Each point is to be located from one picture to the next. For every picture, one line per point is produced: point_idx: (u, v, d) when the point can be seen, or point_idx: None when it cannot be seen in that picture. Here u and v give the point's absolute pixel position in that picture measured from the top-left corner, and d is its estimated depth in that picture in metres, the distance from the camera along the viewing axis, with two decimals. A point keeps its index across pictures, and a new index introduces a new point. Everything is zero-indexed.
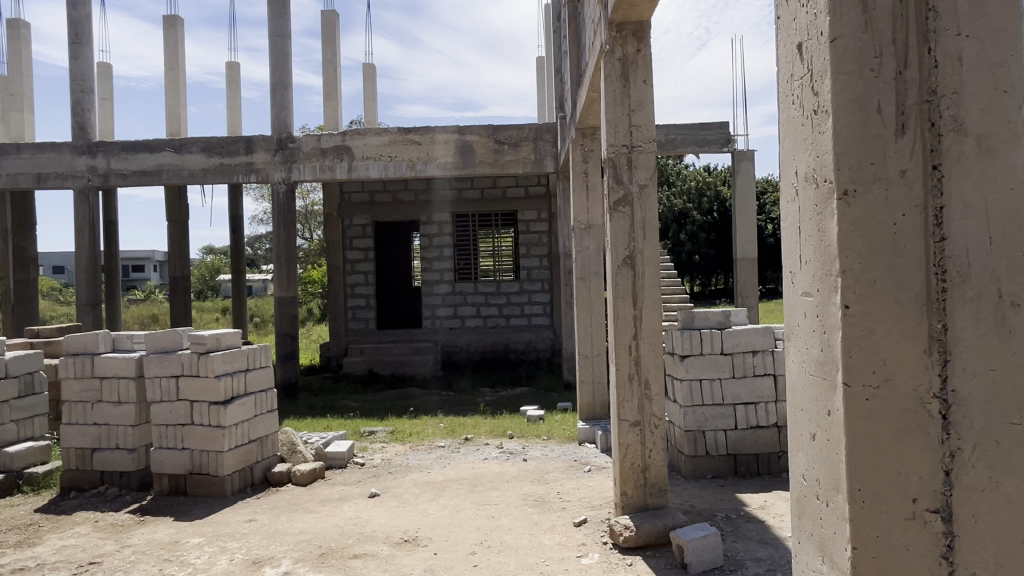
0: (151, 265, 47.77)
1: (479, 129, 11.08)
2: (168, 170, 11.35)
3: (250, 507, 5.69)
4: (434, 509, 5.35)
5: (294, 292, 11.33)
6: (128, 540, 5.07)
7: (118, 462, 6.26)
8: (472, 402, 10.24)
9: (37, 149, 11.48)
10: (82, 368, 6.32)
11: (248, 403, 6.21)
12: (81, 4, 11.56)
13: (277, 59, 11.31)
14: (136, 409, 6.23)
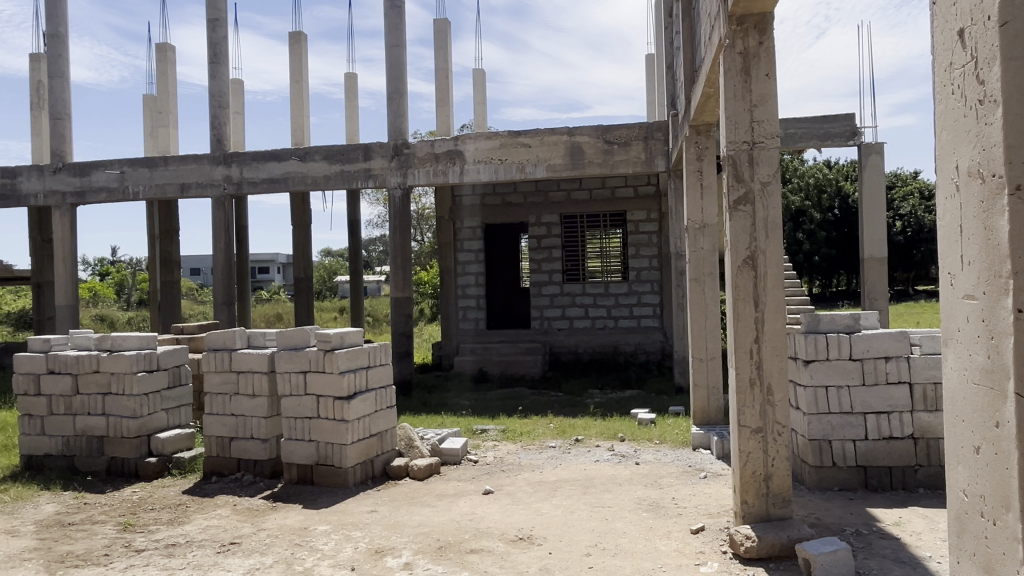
0: (275, 267, 50.90)
1: (589, 129, 11.04)
2: (294, 178, 12.05)
3: (372, 498, 5.95)
4: (548, 508, 5.39)
5: (408, 292, 11.76)
6: (263, 524, 5.44)
7: (253, 451, 6.71)
8: (582, 403, 10.22)
9: (180, 161, 12.52)
10: (222, 363, 6.85)
11: (369, 398, 6.50)
12: (219, 26, 12.52)
13: (393, 69, 11.77)
14: (268, 401, 6.66)
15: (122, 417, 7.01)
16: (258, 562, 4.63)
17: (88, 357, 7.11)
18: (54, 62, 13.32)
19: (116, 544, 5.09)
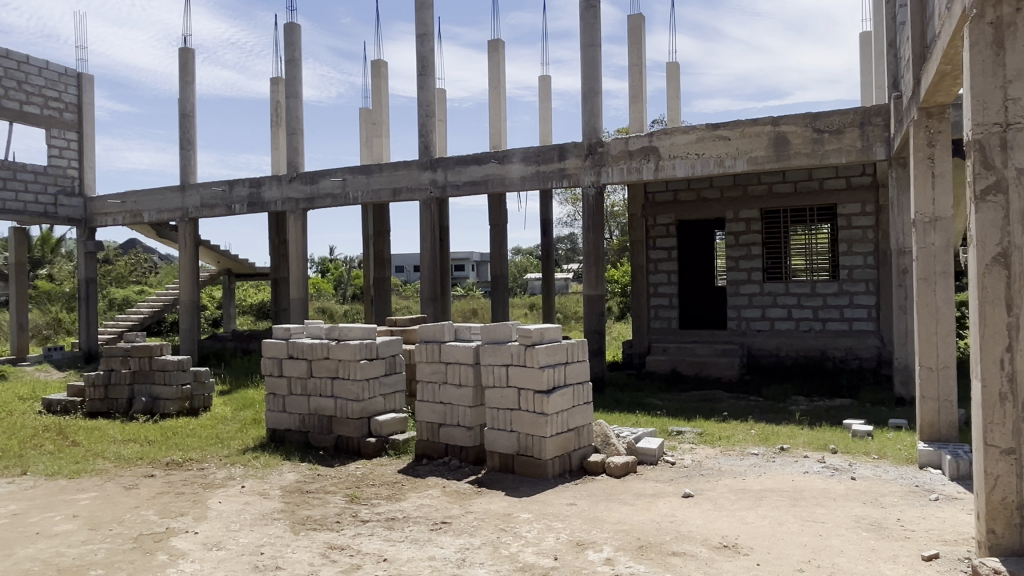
0: (470, 265, 53.73)
1: (796, 118, 10.35)
2: (493, 179, 12.61)
3: (570, 492, 6.08)
4: (754, 518, 5.15)
5: (602, 290, 11.82)
6: (470, 508, 5.78)
7: (459, 437, 7.14)
8: (786, 410, 9.61)
9: (393, 167, 13.63)
10: (432, 354, 7.36)
11: (567, 393, 6.64)
12: (427, 39, 13.44)
13: (588, 69, 11.89)
14: (473, 392, 7.05)
15: (347, 400, 7.80)
16: (467, 542, 4.92)
17: (320, 344, 7.99)
18: (290, 84, 15.11)
19: (345, 513, 5.68)
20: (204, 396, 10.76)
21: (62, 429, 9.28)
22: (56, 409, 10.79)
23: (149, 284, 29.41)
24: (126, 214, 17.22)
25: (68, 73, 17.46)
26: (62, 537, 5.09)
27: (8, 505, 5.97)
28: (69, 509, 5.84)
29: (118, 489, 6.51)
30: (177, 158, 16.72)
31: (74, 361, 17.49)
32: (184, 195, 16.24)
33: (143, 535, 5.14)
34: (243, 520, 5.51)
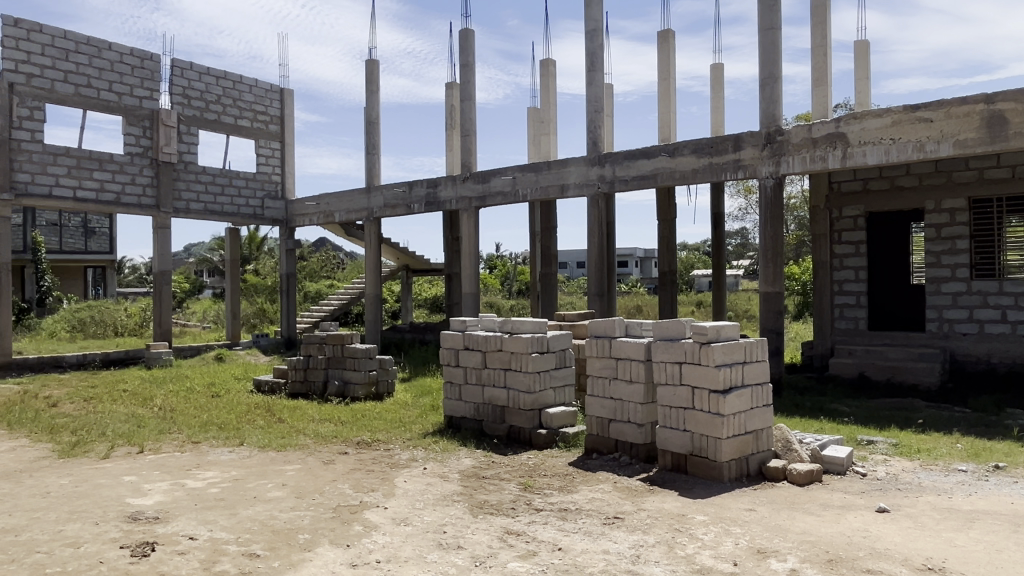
0: (634, 261, 53.04)
1: (1016, 94, 9.11)
2: (662, 173, 12.35)
3: (749, 497, 5.83)
4: (964, 541, 4.63)
5: (779, 287, 11.19)
6: (643, 505, 5.72)
7: (629, 434, 7.10)
8: (1000, 424, 8.52)
9: (562, 164, 13.80)
10: (603, 349, 7.38)
11: (745, 394, 6.36)
12: (596, 35, 13.44)
13: (766, 54, 11.29)
14: (645, 389, 6.96)
15: (520, 392, 8.02)
16: (641, 539, 4.88)
17: (494, 337, 8.29)
18: (464, 87, 15.78)
19: (520, 500, 5.86)
20: (388, 382, 11.52)
21: (271, 407, 10.42)
22: (264, 388, 12.09)
23: (337, 278, 32.14)
24: (320, 215, 18.92)
25: (273, 89, 19.44)
26: (275, 502, 5.71)
27: (231, 471, 6.81)
28: (279, 477, 6.55)
29: (318, 463, 7.19)
30: (363, 162, 18.10)
31: (277, 347, 19.54)
32: (369, 196, 17.53)
33: (341, 506, 5.64)
34: (426, 499, 5.86)
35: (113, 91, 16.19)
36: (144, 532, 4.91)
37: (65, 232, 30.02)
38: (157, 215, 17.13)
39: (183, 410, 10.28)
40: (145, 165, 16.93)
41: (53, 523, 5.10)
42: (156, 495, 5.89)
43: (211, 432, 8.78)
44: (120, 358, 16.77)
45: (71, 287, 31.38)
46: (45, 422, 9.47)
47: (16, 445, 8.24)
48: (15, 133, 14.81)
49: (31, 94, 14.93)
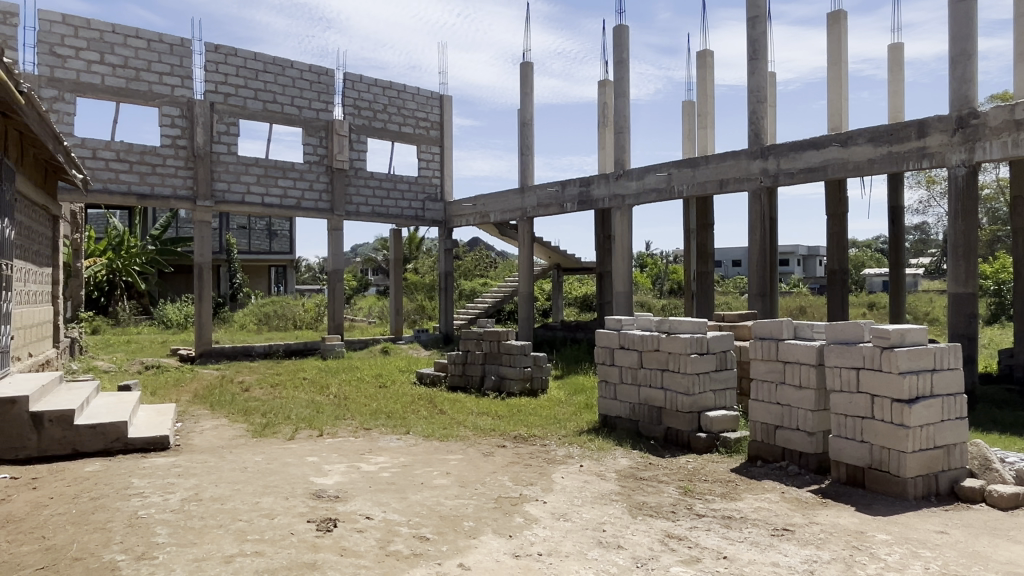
0: (796, 259, 49.91)
1: None
2: (834, 165, 11.52)
3: (939, 518, 5.30)
4: None
5: (973, 287, 10.06)
6: (815, 518, 5.38)
7: (798, 442, 6.70)
8: None
9: (721, 158, 13.27)
10: (769, 351, 7.03)
11: (935, 405, 5.79)
12: (758, 22, 12.80)
13: (959, 28, 10.17)
14: (815, 395, 6.54)
15: (678, 393, 7.83)
16: (815, 554, 4.59)
17: (651, 336, 8.16)
18: (618, 84, 15.64)
19: (681, 504, 5.73)
20: (542, 378, 11.69)
21: (432, 399, 10.95)
22: (426, 380, 12.73)
23: (490, 277, 33.12)
24: (476, 216, 19.59)
25: (434, 96, 20.35)
26: (440, 489, 6.00)
27: (399, 458, 7.24)
28: (443, 466, 6.86)
29: (479, 454, 7.46)
30: (518, 163, 18.49)
31: (436, 342, 20.46)
32: (523, 196, 17.87)
33: (502, 497, 5.81)
34: (585, 496, 5.89)
35: (294, 105, 17.76)
36: (327, 509, 5.35)
37: (253, 235, 33.36)
38: (331, 217, 18.57)
39: (355, 398, 11.08)
40: (322, 173, 18.40)
41: (251, 495, 5.69)
42: (335, 476, 6.39)
43: (380, 420, 9.38)
44: (300, 349, 18.36)
45: (257, 285, 34.82)
46: (240, 405, 10.59)
47: (218, 424, 9.29)
48: (215, 147, 16.68)
49: (228, 112, 16.74)
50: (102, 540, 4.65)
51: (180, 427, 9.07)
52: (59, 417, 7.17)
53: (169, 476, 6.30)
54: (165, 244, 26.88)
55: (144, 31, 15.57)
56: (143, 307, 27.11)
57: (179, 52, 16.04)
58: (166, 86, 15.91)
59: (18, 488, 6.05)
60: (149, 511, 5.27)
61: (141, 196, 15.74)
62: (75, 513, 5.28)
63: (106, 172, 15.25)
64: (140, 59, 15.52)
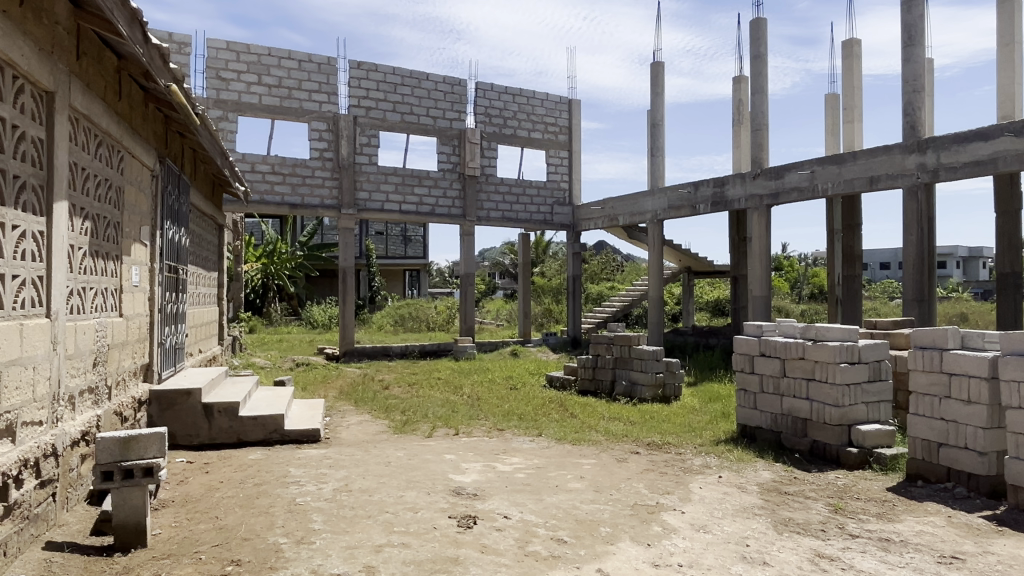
0: (955, 261, 45.66)
1: None
2: (1006, 157, 10.44)
3: None
4: None
5: None
6: (990, 548, 4.88)
7: (967, 462, 6.10)
8: None
9: (871, 154, 12.39)
10: (932, 362, 6.47)
11: None
12: (915, 5, 11.83)
13: None
14: (989, 411, 5.93)
15: (826, 404, 7.38)
16: None
17: (795, 343, 7.75)
18: (756, 80, 15.01)
19: (831, 523, 5.39)
20: (675, 385, 11.40)
21: (563, 402, 10.99)
22: (556, 383, 12.80)
23: (617, 281, 32.81)
24: (605, 219, 19.48)
25: (563, 100, 20.42)
26: (576, 493, 6.01)
27: (534, 459, 7.32)
28: (577, 470, 6.87)
29: (612, 460, 7.41)
30: (649, 165, 18.20)
31: (564, 345, 20.52)
32: (654, 198, 17.55)
33: (638, 505, 5.73)
34: (725, 509, 5.68)
35: (429, 116, 18.46)
36: (466, 506, 5.51)
37: (390, 241, 35.11)
38: (464, 223, 19.15)
39: (487, 399, 11.34)
40: (455, 180, 19.01)
41: (395, 489, 5.97)
42: (473, 474, 6.57)
43: (513, 421, 9.54)
44: (434, 350, 19.05)
45: (393, 288, 36.55)
46: (381, 402, 11.15)
47: (362, 420, 9.83)
48: (357, 158, 17.69)
49: (369, 125, 17.70)
50: (266, 523, 5.05)
51: (328, 421, 9.68)
52: (226, 408, 7.88)
53: (322, 467, 6.74)
54: (311, 250, 28.83)
55: (295, 52, 16.79)
56: (292, 309, 29.23)
57: (325, 70, 17.14)
58: (314, 103, 17.06)
59: (193, 471, 6.70)
60: (306, 498, 5.67)
61: (293, 205, 16.99)
62: (242, 496, 5.77)
63: (263, 185, 16.64)
64: (292, 79, 16.75)
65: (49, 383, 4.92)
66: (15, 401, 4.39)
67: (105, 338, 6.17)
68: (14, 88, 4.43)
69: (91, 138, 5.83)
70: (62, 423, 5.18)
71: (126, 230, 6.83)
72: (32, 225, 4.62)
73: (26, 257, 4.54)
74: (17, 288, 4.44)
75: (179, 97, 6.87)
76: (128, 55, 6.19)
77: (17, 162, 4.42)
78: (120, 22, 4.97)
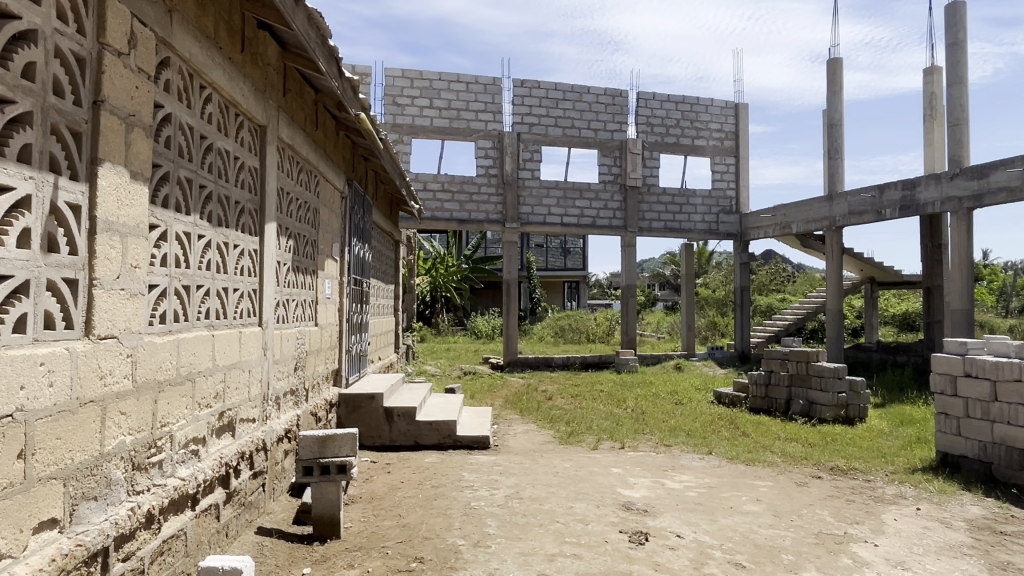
0: None
1: None
2: None
3: None
4: None
5: None
6: None
7: None
8: None
9: None
10: None
11: None
12: None
13: None
14: None
15: None
16: None
17: (1009, 364, 6.91)
18: (952, 70, 13.59)
19: None
20: (860, 407, 10.55)
21: (734, 420, 10.52)
22: (725, 400, 12.26)
23: (788, 292, 30.96)
24: (777, 227, 18.47)
25: (729, 105, 19.67)
26: (753, 516, 5.72)
27: (705, 478, 7.07)
28: (753, 492, 6.54)
29: (791, 483, 6.97)
30: (826, 167, 17.06)
31: (732, 360, 19.67)
32: (832, 204, 16.39)
33: (824, 534, 5.35)
34: (927, 545, 5.15)
35: (591, 128, 18.55)
36: (637, 522, 5.44)
37: (550, 253, 35.71)
38: (625, 234, 19.01)
39: (652, 414, 11.12)
40: (616, 191, 18.95)
41: (565, 499, 6.04)
42: (642, 489, 6.47)
43: (680, 437, 9.28)
44: (595, 361, 19.01)
45: (553, 299, 37.04)
46: (545, 412, 11.32)
47: (528, 429, 10.05)
48: (521, 173, 18.19)
49: (532, 140, 18.13)
50: (445, 525, 5.30)
51: (496, 429, 9.98)
52: (404, 413, 8.39)
53: (494, 473, 6.98)
54: (476, 262, 29.93)
55: (464, 75, 17.63)
56: (458, 320, 30.54)
57: (492, 90, 17.80)
58: (481, 122, 17.78)
59: (377, 470, 7.19)
60: (480, 503, 5.88)
61: (461, 221, 17.82)
62: (421, 497, 6.11)
63: (434, 202, 17.62)
64: (460, 101, 17.60)
65: (261, 384, 5.52)
66: (235, 399, 4.98)
67: (304, 345, 6.81)
68: (236, 124, 5.04)
69: (293, 165, 6.48)
70: (270, 421, 5.78)
71: (321, 248, 7.51)
72: (249, 245, 5.22)
73: (244, 272, 5.14)
74: (237, 300, 5.03)
75: (366, 124, 7.45)
76: (324, 88, 6.83)
77: (238, 189, 5.03)
78: (320, 60, 5.49)
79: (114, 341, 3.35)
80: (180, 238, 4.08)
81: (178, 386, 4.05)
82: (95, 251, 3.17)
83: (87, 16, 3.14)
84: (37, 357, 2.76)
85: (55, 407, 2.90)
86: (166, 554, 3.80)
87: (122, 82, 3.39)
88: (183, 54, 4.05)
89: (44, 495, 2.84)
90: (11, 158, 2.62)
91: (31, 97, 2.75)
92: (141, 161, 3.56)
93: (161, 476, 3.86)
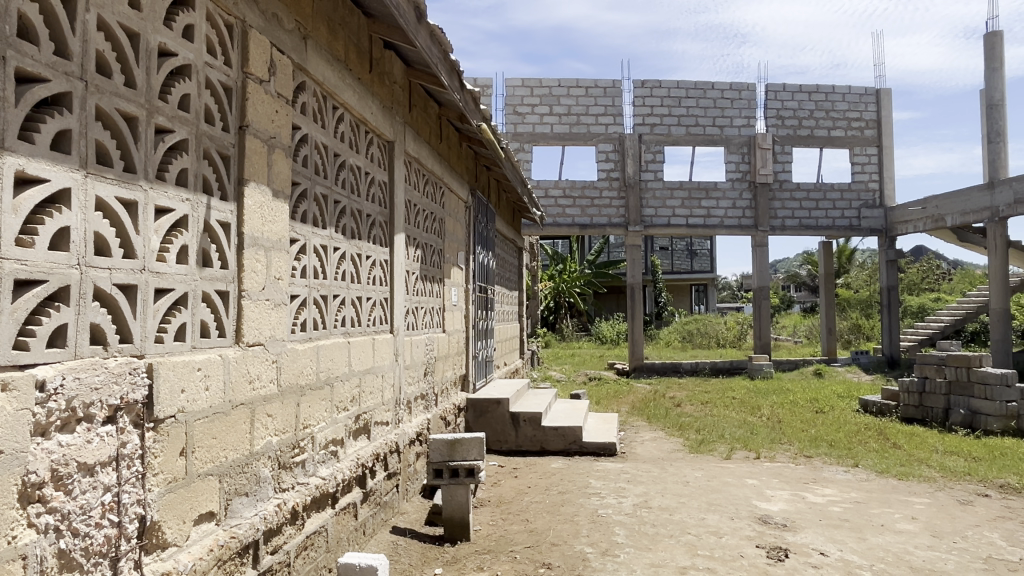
0: None
1: None
2: None
3: None
4: None
5: None
6: None
7: None
8: None
9: None
10: None
11: None
12: None
13: None
14: None
15: None
16: None
17: None
18: None
19: None
20: None
21: (882, 430, 9.73)
22: (872, 409, 11.32)
23: (942, 291, 28.29)
24: (930, 220, 16.95)
25: (869, 91, 18.31)
26: (908, 535, 5.25)
27: (851, 493, 6.57)
28: (908, 509, 5.99)
29: (953, 502, 6.33)
30: (985, 153, 15.52)
31: (879, 365, 18.26)
32: (993, 192, 14.85)
33: (994, 559, 4.81)
34: None
35: (716, 125, 17.86)
36: (776, 537, 5.14)
37: (675, 255, 34.89)
38: (756, 233, 18.14)
39: (789, 422, 10.49)
40: (745, 189, 18.15)
41: (697, 510, 5.81)
42: (780, 502, 6.11)
43: (822, 448, 8.70)
44: (727, 367, 18.23)
45: (680, 303, 36.00)
46: (674, 419, 11.00)
47: (657, 437, 9.80)
48: (643, 175, 17.88)
49: (654, 141, 17.79)
50: (571, 532, 5.26)
51: (624, 435, 9.81)
52: (530, 418, 8.44)
53: (621, 480, 6.84)
54: (599, 266, 29.57)
55: (583, 79, 17.57)
56: (583, 325, 30.48)
57: (611, 93, 17.62)
58: (601, 126, 17.65)
59: (505, 475, 7.27)
60: (608, 511, 5.79)
61: (583, 226, 17.78)
62: (549, 503, 6.11)
63: (555, 209, 17.72)
64: (580, 106, 17.56)
65: (393, 389, 5.74)
66: (370, 403, 5.21)
67: (433, 351, 7.03)
68: (367, 141, 5.30)
69: (420, 177, 6.73)
70: (403, 424, 5.99)
71: (447, 256, 7.73)
72: (380, 255, 5.46)
73: (376, 281, 5.37)
74: (371, 308, 5.28)
75: (488, 134, 7.60)
76: (447, 102, 7.04)
77: (369, 203, 5.28)
78: (443, 74, 5.66)
79: (261, 348, 3.60)
80: (317, 250, 4.33)
81: (318, 390, 4.30)
82: (243, 265, 3.42)
83: (233, 49, 3.40)
84: (195, 362, 3.02)
85: (211, 409, 3.15)
86: (309, 549, 4.03)
87: (264, 106, 3.65)
88: (317, 78, 4.31)
89: (203, 489, 3.10)
90: (170, 183, 2.88)
91: (187, 125, 3.01)
92: (282, 180, 3.81)
93: (304, 474, 4.09)
